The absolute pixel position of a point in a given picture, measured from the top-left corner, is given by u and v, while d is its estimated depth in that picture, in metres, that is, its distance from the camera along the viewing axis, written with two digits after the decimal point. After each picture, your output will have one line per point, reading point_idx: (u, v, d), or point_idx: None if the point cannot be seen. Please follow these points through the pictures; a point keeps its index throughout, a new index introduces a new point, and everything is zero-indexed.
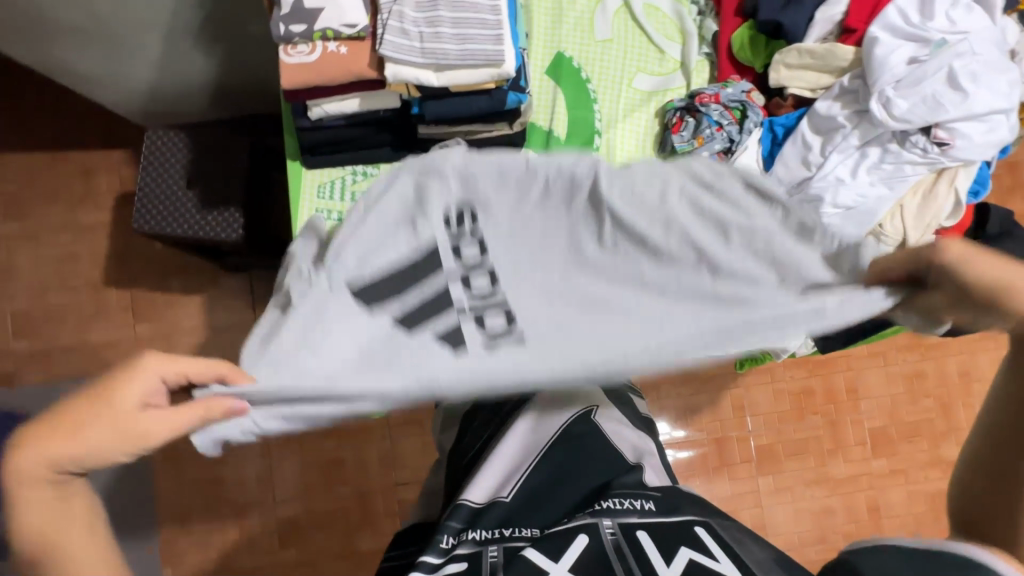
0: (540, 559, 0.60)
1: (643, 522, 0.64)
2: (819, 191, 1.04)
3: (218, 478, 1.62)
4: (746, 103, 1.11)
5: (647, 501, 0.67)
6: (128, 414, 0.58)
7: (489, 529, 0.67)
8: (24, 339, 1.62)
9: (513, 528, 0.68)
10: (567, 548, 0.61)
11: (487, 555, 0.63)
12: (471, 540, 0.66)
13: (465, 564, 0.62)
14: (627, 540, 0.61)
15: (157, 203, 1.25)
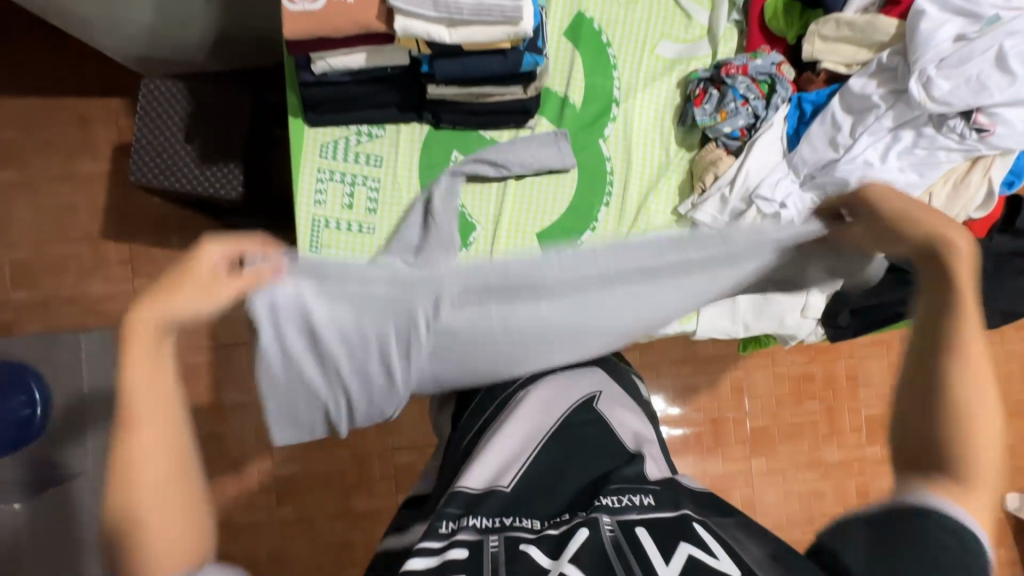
0: (540, 556, 0.59)
1: (642, 518, 0.62)
2: (846, 174, 0.98)
3: (216, 434, 1.63)
4: (775, 76, 1.06)
5: (646, 496, 0.66)
6: (205, 281, 0.60)
7: (488, 518, 0.64)
8: (22, 288, 1.61)
9: (513, 517, 0.65)
10: (566, 545, 0.59)
11: (487, 543, 0.60)
12: (471, 526, 0.63)
13: (466, 552, 0.58)
14: (625, 536, 0.60)
15: (155, 156, 1.21)
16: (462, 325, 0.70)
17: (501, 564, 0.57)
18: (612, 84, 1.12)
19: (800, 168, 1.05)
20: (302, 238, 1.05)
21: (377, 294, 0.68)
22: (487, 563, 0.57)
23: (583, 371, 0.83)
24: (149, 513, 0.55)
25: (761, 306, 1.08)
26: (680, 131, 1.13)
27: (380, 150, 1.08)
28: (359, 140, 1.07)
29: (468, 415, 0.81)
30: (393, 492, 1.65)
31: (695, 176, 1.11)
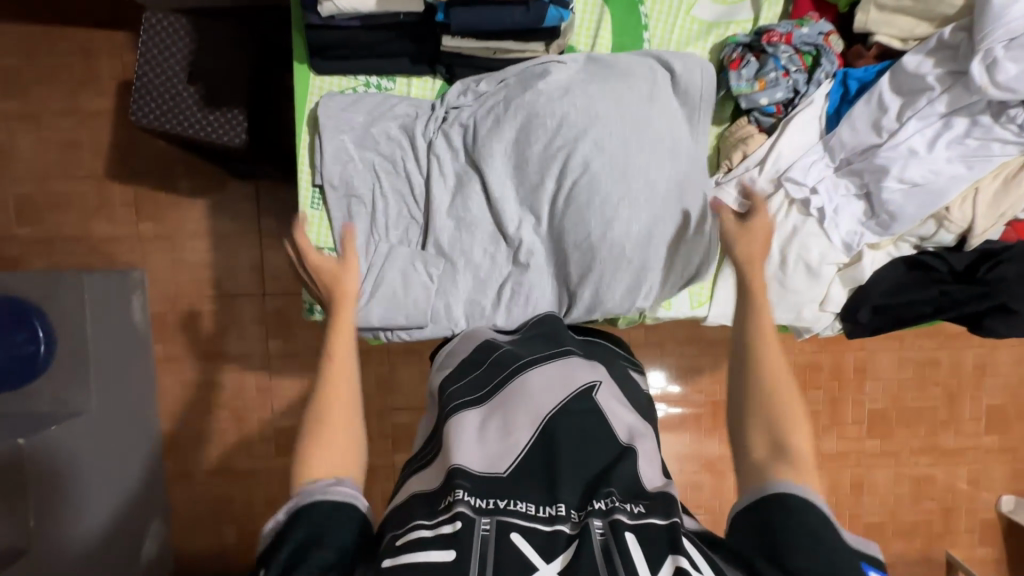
0: (527, 549, 0.57)
1: (635, 524, 0.60)
2: (886, 162, 0.94)
3: (219, 382, 1.65)
4: (822, 48, 0.98)
5: (639, 503, 0.63)
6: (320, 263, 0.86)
7: (479, 497, 0.62)
8: (28, 223, 1.60)
9: (507, 499, 0.63)
10: (558, 550, 0.57)
11: (479, 525, 0.58)
12: (466, 502, 0.61)
13: (457, 526, 0.58)
14: (615, 541, 0.57)
15: (157, 96, 1.16)
16: (444, 128, 1.00)
17: (490, 552, 0.56)
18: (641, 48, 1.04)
19: (837, 151, 0.99)
20: (304, 195, 1.03)
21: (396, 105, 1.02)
22: (475, 548, 0.56)
23: (585, 363, 0.82)
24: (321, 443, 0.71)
25: (779, 296, 1.04)
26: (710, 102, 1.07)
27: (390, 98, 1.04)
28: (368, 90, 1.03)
29: (466, 385, 0.80)
30: (390, 450, 1.67)
31: (722, 153, 1.07)
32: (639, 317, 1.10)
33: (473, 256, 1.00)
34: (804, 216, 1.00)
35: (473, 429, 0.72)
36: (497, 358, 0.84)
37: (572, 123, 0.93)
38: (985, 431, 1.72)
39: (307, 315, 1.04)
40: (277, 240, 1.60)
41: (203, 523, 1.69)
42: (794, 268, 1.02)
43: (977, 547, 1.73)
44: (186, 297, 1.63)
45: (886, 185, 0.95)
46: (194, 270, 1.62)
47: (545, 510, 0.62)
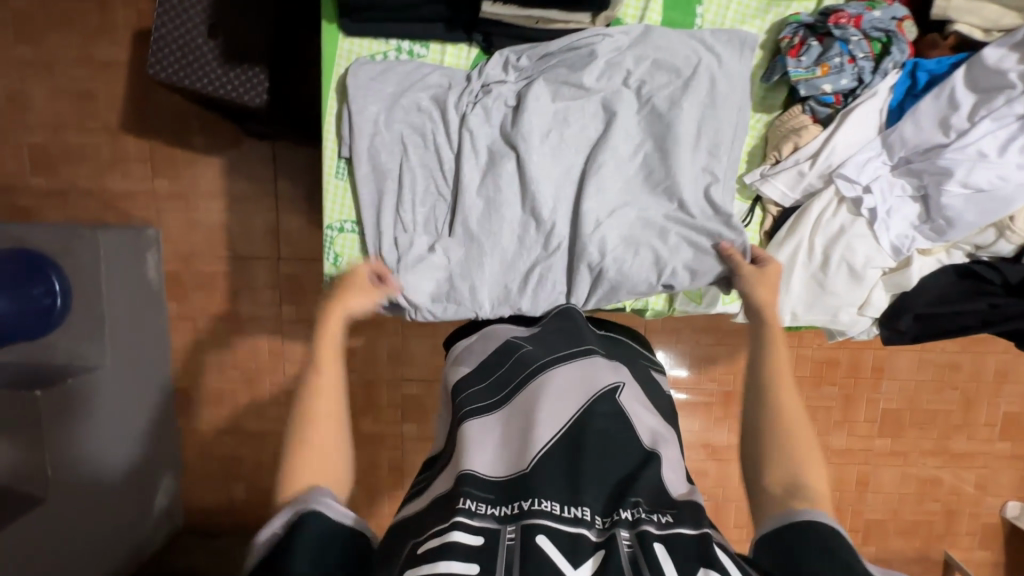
0: (553, 552, 0.56)
1: (663, 535, 0.59)
2: (950, 164, 0.89)
3: (232, 344, 1.65)
4: (893, 34, 0.92)
5: (666, 514, 0.62)
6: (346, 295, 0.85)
7: (504, 504, 0.62)
8: (42, 174, 1.58)
9: (531, 499, 0.62)
10: (584, 556, 0.57)
11: (504, 535, 0.59)
12: (490, 515, 0.61)
13: (481, 539, 0.58)
14: (643, 552, 0.56)
15: (174, 49, 1.11)
16: (482, 98, 0.96)
17: (516, 562, 0.55)
18: (693, 22, 0.97)
19: (896, 149, 0.94)
20: (328, 164, 0.99)
21: (429, 73, 0.97)
22: (501, 557, 0.56)
23: (608, 364, 0.81)
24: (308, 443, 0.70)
25: (816, 297, 1.01)
26: (763, 88, 1.00)
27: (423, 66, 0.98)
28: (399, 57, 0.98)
29: (483, 389, 0.80)
30: (399, 420, 1.68)
31: (771, 143, 1.00)
32: (667, 310, 1.08)
33: (504, 237, 0.97)
34: (853, 216, 0.97)
35: (493, 434, 0.72)
36: (518, 357, 0.82)
37: (614, 103, 0.95)
38: (999, 437, 1.70)
39: (326, 288, 1.01)
40: (293, 205, 1.57)
41: (212, 480, 1.72)
42: (836, 270, 0.99)
43: (975, 550, 1.74)
44: (200, 258, 1.61)
45: (947, 190, 0.90)
46: (208, 230, 1.60)
47: (570, 511, 0.61)
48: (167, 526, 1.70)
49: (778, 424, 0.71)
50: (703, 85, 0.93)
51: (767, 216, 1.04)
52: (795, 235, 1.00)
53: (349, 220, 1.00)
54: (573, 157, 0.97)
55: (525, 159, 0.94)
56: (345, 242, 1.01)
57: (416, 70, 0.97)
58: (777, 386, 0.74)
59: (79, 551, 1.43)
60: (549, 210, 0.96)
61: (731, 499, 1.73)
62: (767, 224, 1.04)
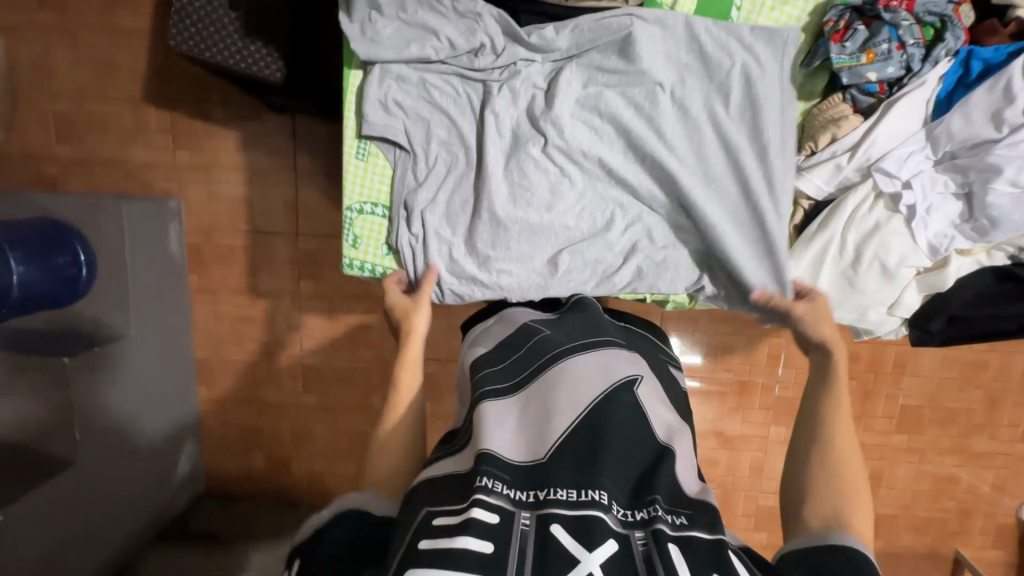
0: (566, 538, 0.56)
1: (676, 536, 0.59)
2: (1000, 161, 0.85)
3: (251, 317, 1.68)
4: (948, 19, 0.86)
5: (680, 515, 0.62)
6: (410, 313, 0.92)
7: (519, 489, 0.63)
8: (66, 143, 1.59)
9: (547, 487, 0.62)
10: (599, 539, 0.56)
11: (519, 519, 0.59)
12: (506, 497, 0.62)
13: (496, 518, 0.59)
14: (658, 550, 0.56)
15: (194, 18, 1.10)
16: (507, 78, 0.94)
17: (529, 546, 0.56)
18: (729, 8, 0.93)
19: (942, 143, 0.90)
20: (349, 144, 0.98)
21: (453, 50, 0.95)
22: (515, 541, 0.57)
23: (627, 355, 0.80)
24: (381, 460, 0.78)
25: (843, 294, 0.98)
26: (802, 74, 0.95)
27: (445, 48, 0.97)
28: None
29: (500, 369, 0.81)
30: None
31: (807, 133, 0.96)
32: (689, 303, 1.06)
33: (529, 219, 0.95)
34: (890, 212, 0.93)
35: (510, 416, 0.72)
36: (537, 341, 0.83)
37: (644, 85, 0.92)
38: (1021, 439, 1.66)
39: (344, 270, 1.01)
40: (312, 180, 1.56)
41: (231, 448, 1.77)
42: (868, 267, 0.96)
43: (987, 549, 1.72)
44: (220, 231, 1.63)
45: (993, 188, 0.87)
46: (228, 204, 1.60)
47: (585, 495, 0.60)
48: (190, 490, 1.77)
49: (831, 464, 0.70)
50: (737, 67, 0.91)
51: (799, 211, 1.00)
52: (827, 231, 0.97)
53: (368, 202, 0.99)
54: (601, 140, 0.95)
55: (556, 142, 0.93)
56: (365, 225, 1.00)
57: (434, 42, 0.92)
58: (832, 420, 0.73)
59: (109, 512, 1.50)
60: (578, 194, 0.96)
61: (740, 488, 1.74)
62: (798, 218, 1.00)
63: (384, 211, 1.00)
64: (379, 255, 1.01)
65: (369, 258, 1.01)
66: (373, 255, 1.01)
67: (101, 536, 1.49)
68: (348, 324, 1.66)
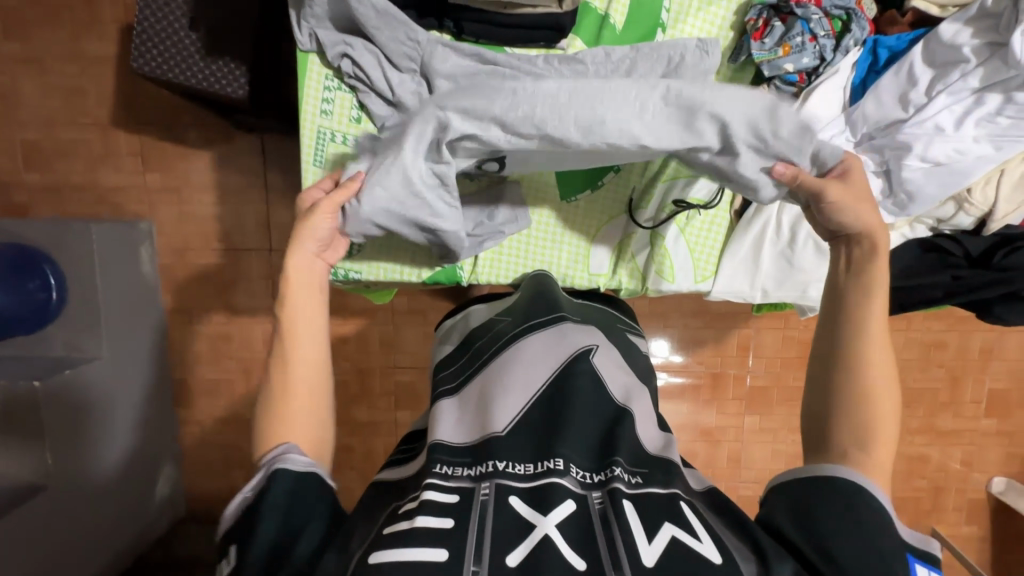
0: (522, 507, 0.58)
1: (633, 493, 0.61)
2: (909, 138, 0.92)
3: (227, 335, 1.68)
4: (853, 11, 0.94)
5: (637, 474, 0.64)
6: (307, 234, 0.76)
7: (477, 464, 0.64)
8: (33, 169, 1.60)
9: (503, 459, 0.64)
10: (555, 504, 0.58)
11: (478, 491, 0.60)
12: (466, 475, 0.63)
13: (455, 497, 0.60)
14: (613, 506, 0.58)
15: (158, 42, 1.13)
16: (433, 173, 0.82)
17: (489, 517, 0.57)
18: (659, 10, 0.99)
19: (860, 125, 0.97)
20: (307, 152, 1.01)
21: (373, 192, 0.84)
22: (474, 510, 0.58)
23: (581, 329, 0.84)
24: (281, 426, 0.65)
25: (785, 273, 1.04)
26: (731, 68, 1.03)
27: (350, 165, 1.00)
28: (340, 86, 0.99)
29: (456, 370, 0.84)
30: (392, 407, 1.71)
31: None
32: (641, 290, 1.07)
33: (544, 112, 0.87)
34: None
35: (467, 409, 0.74)
36: (492, 333, 0.87)
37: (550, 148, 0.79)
38: (985, 415, 1.72)
39: None
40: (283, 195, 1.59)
41: (213, 468, 1.76)
42: (803, 245, 1.02)
43: (962, 525, 1.76)
44: (194, 250, 1.64)
45: (907, 164, 0.93)
46: (200, 223, 1.62)
47: (542, 466, 0.63)
48: (170, 513, 1.74)
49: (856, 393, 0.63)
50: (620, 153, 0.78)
51: (737, 196, 1.04)
52: (763, 213, 1.02)
53: None
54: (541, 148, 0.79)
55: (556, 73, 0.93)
56: None
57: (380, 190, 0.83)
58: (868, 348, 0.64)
59: (87, 537, 1.47)
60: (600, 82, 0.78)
61: (721, 479, 1.76)
62: (736, 204, 1.04)
63: None
64: (342, 259, 1.03)
65: None
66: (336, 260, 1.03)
67: (81, 565, 1.46)
68: None
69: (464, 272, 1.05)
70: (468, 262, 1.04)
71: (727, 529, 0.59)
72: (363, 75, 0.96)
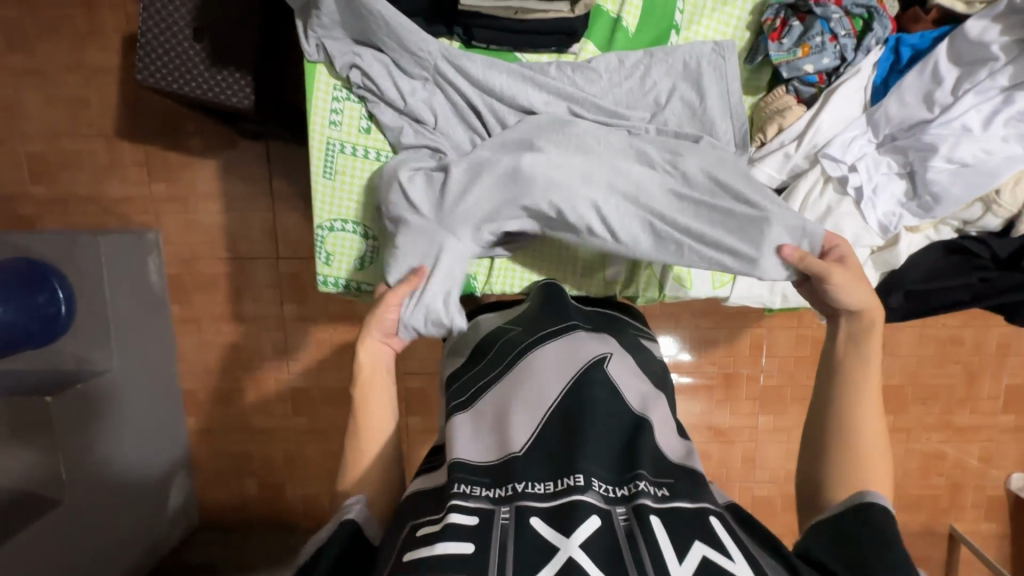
0: (544, 527, 0.57)
1: (659, 508, 0.60)
2: (936, 139, 0.90)
3: (236, 343, 1.68)
4: (875, 10, 0.92)
5: (662, 488, 0.63)
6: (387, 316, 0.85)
7: (497, 486, 0.63)
8: (39, 181, 1.60)
9: (522, 480, 0.63)
10: (579, 521, 0.57)
11: (499, 516, 0.59)
12: (485, 497, 0.62)
13: (475, 520, 0.58)
14: (640, 524, 0.57)
15: (163, 53, 1.12)
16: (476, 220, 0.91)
17: (511, 542, 0.56)
18: (673, 11, 0.98)
19: (882, 127, 0.95)
20: (316, 163, 0.99)
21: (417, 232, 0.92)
22: (495, 535, 0.56)
23: (596, 337, 0.83)
24: (360, 473, 0.76)
25: None
26: (747, 70, 1.01)
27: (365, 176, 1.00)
28: (352, 100, 0.99)
29: (469, 383, 0.83)
30: (403, 413, 1.70)
31: (756, 125, 1.02)
32: (658, 297, 1.06)
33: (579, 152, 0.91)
34: (839, 196, 0.97)
35: (483, 424, 0.73)
36: (504, 342, 0.85)
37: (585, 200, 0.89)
38: (1002, 410, 1.69)
39: (320, 288, 1.02)
40: (290, 202, 1.58)
41: (225, 477, 1.76)
42: None
43: (981, 522, 1.74)
44: (201, 259, 1.63)
45: (933, 165, 0.91)
46: (207, 232, 1.61)
47: (562, 483, 0.62)
48: (184, 523, 1.74)
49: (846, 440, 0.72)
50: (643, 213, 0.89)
51: None
52: None
53: (338, 219, 1.00)
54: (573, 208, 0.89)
55: (569, 82, 0.96)
56: (336, 241, 1.01)
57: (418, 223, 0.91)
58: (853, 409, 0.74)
59: (103, 548, 1.47)
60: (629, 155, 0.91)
61: (735, 479, 1.75)
62: None
63: (355, 227, 1.01)
64: (354, 271, 1.02)
65: (343, 275, 1.02)
66: (348, 272, 1.02)
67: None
68: (336, 343, 1.66)
69: (478, 282, 1.04)
70: (482, 271, 1.03)
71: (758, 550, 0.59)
72: (374, 87, 0.96)
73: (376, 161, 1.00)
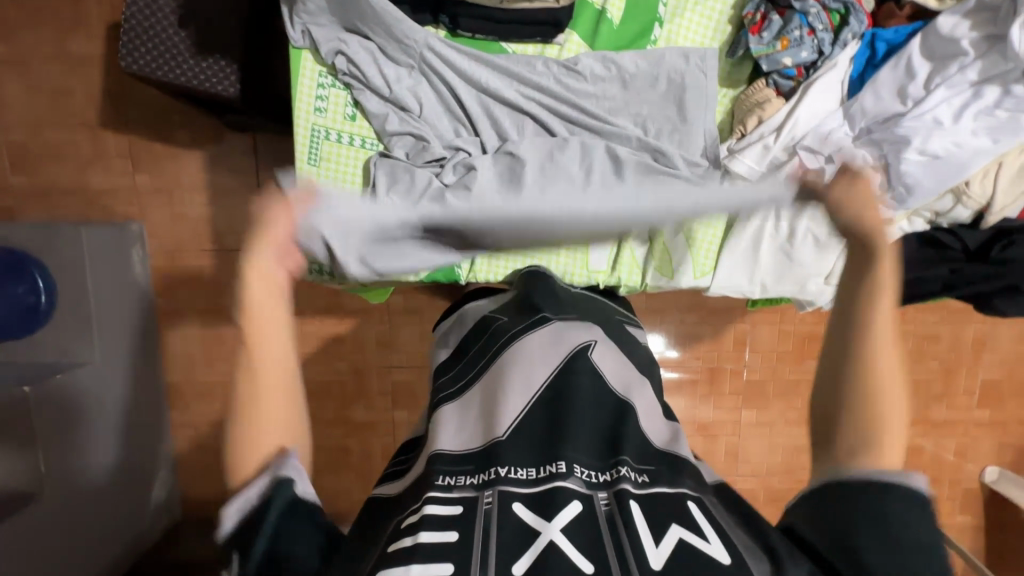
0: (526, 514, 0.58)
1: (640, 494, 0.60)
2: (908, 132, 0.92)
3: (221, 336, 1.66)
4: (851, 6, 0.96)
5: (644, 473, 0.64)
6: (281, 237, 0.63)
7: (480, 472, 0.64)
8: (19, 172, 1.57)
9: (504, 464, 0.63)
10: (559, 508, 0.58)
11: (481, 500, 0.60)
12: (469, 484, 0.62)
13: (459, 509, 0.59)
14: (620, 509, 0.58)
15: (147, 41, 1.11)
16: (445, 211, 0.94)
17: (493, 526, 0.56)
18: (656, 4, 0.99)
19: (858, 120, 0.97)
20: (300, 150, 0.99)
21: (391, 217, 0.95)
22: (478, 521, 0.57)
23: (581, 326, 0.84)
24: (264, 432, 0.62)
25: (785, 268, 1.04)
26: (729, 63, 1.03)
27: (351, 164, 1.00)
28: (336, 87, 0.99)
29: (455, 373, 0.83)
30: (390, 407, 1.70)
31: (737, 117, 1.04)
32: (640, 287, 1.07)
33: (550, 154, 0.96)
34: None
35: (468, 413, 0.74)
36: (490, 332, 0.86)
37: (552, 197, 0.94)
38: (978, 405, 1.73)
39: (306, 275, 1.04)
40: None
41: (209, 471, 1.74)
42: (801, 240, 1.02)
43: (956, 515, 1.78)
44: (186, 252, 1.62)
45: (906, 157, 0.92)
46: (192, 225, 1.60)
47: (545, 470, 0.62)
48: (167, 517, 1.73)
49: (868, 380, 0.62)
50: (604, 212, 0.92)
51: None
52: None
53: None
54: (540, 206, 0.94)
55: (556, 79, 0.98)
56: None
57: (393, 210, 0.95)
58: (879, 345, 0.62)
59: (84, 543, 1.45)
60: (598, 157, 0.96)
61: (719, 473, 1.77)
62: None
63: None
64: (338, 259, 1.01)
65: (327, 262, 1.02)
66: (332, 259, 1.02)
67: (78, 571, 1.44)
68: (323, 336, 1.65)
69: (462, 271, 1.06)
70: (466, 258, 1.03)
71: (737, 525, 0.60)
72: (359, 75, 0.96)
73: (361, 149, 1.01)
